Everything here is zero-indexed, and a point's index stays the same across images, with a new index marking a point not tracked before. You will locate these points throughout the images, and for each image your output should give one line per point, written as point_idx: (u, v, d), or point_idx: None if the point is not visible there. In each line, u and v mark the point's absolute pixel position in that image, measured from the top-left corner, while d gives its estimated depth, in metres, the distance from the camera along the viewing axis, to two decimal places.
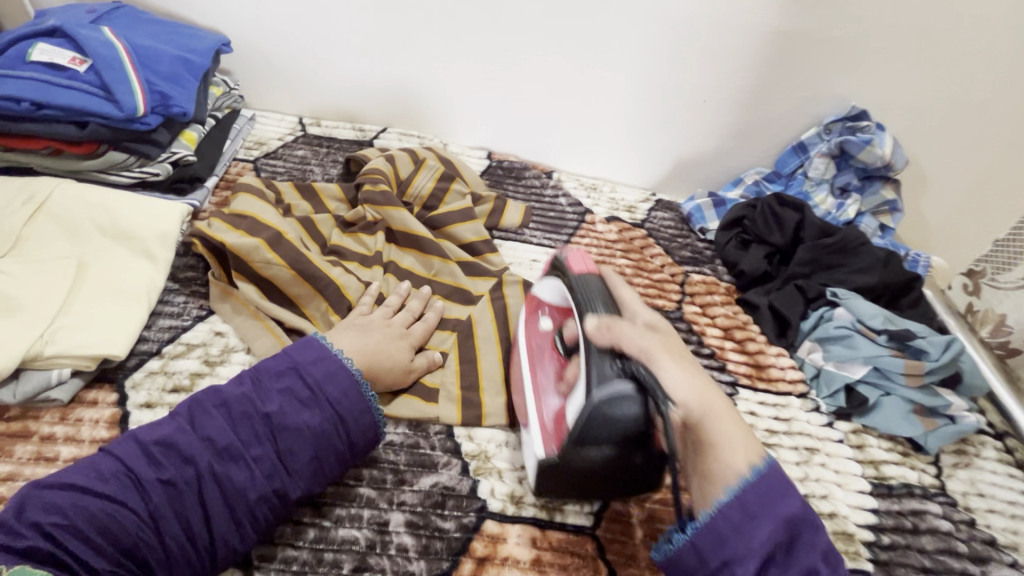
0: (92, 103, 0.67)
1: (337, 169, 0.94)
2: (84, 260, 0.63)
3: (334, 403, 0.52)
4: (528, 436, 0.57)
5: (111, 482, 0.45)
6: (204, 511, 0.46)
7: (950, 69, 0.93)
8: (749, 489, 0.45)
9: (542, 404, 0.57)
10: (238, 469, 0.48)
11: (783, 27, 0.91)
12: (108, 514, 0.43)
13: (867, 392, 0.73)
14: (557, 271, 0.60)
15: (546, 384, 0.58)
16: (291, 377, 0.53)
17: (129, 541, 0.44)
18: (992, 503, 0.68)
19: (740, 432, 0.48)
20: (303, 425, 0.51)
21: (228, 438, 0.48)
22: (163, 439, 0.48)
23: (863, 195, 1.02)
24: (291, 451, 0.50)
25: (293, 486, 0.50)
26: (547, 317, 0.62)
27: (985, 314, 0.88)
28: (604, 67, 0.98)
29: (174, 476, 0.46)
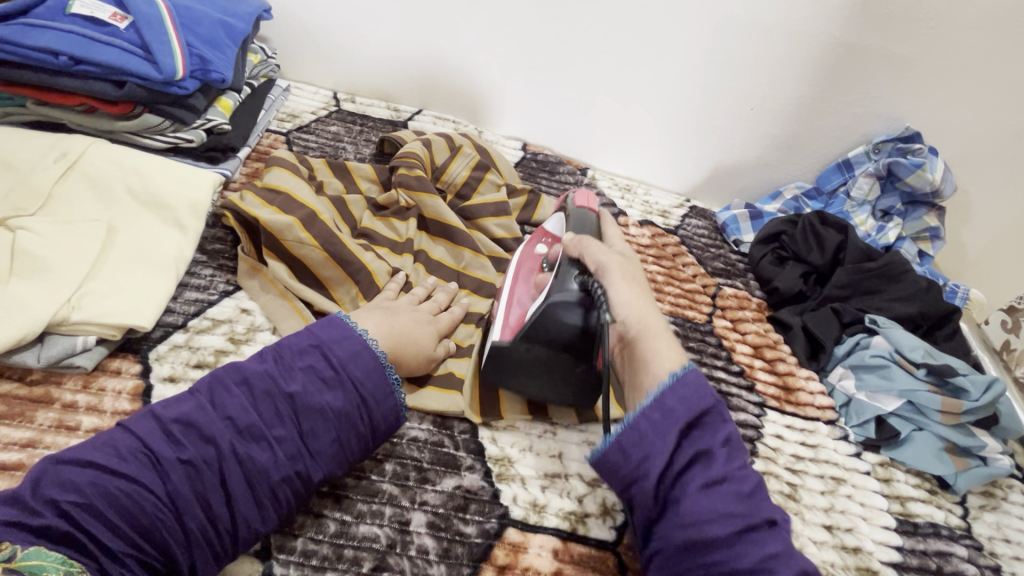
0: (131, 63, 0.65)
1: (370, 149, 0.91)
2: (113, 224, 0.61)
3: (358, 384, 0.51)
4: (491, 332, 0.62)
5: (130, 461, 0.43)
6: (225, 493, 0.45)
7: (1012, 96, 0.89)
8: (669, 391, 0.47)
9: (513, 307, 0.62)
10: (261, 450, 0.47)
11: (843, 38, 0.88)
12: (127, 495, 0.42)
13: (899, 425, 0.71)
14: (562, 207, 0.67)
15: (522, 297, 0.63)
16: (315, 355, 0.51)
17: (149, 523, 0.42)
18: (1018, 550, 0.66)
19: (672, 349, 0.51)
20: (326, 406, 0.49)
21: (249, 417, 0.47)
22: (183, 417, 0.46)
23: (905, 220, 1.00)
24: (313, 434, 0.49)
25: (315, 468, 0.49)
26: (542, 244, 0.68)
27: (1023, 353, 0.85)
28: (652, 65, 0.94)
29: (194, 456, 0.45)
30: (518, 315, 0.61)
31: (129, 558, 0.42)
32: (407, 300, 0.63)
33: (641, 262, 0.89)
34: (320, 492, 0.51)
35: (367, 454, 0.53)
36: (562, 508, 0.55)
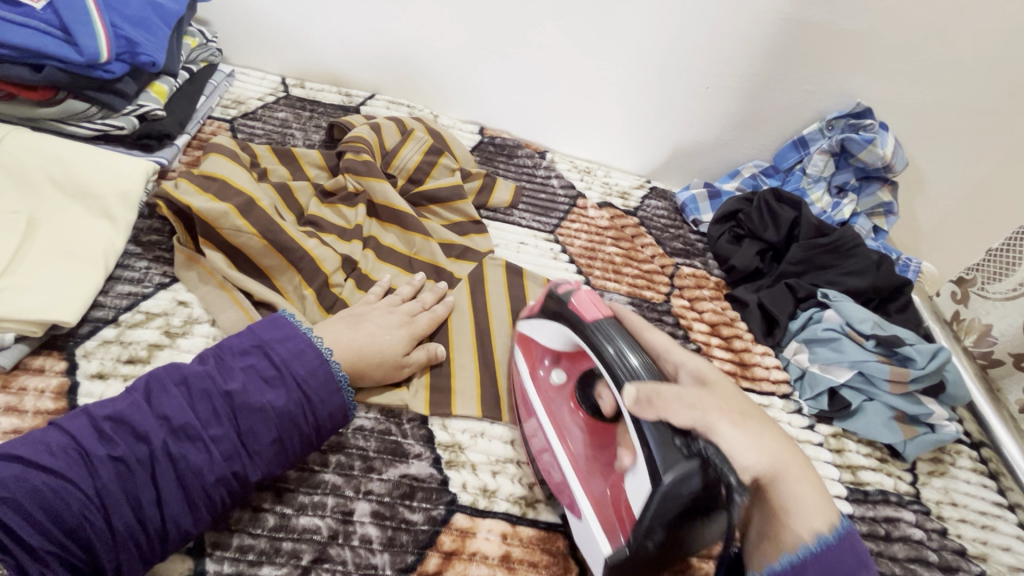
0: (50, 45, 0.61)
1: (320, 135, 0.89)
2: (35, 216, 0.58)
3: (301, 382, 0.49)
4: (580, 526, 0.49)
5: (58, 456, 0.41)
6: (157, 493, 0.43)
7: (960, 71, 0.90)
8: (812, 558, 0.43)
9: (590, 480, 0.50)
10: (195, 450, 0.45)
11: (794, 14, 0.87)
12: (53, 490, 0.40)
13: (850, 396, 0.72)
14: (560, 313, 0.53)
15: (599, 487, 0.49)
16: (257, 355, 0.50)
17: (74, 521, 0.40)
18: (965, 513, 0.68)
19: (807, 483, 0.46)
20: (266, 405, 0.47)
21: (185, 416, 0.45)
22: (116, 415, 0.44)
23: (860, 195, 1.01)
24: (252, 435, 0.47)
25: (253, 468, 0.47)
26: (558, 370, 0.56)
27: (971, 322, 0.87)
28: (607, 45, 0.93)
29: (126, 453, 0.43)
30: (599, 486, 0.49)
31: (49, 562, 0.40)
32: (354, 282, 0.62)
33: (599, 244, 0.89)
34: (259, 487, 0.49)
35: (312, 455, 0.51)
36: (513, 492, 0.54)
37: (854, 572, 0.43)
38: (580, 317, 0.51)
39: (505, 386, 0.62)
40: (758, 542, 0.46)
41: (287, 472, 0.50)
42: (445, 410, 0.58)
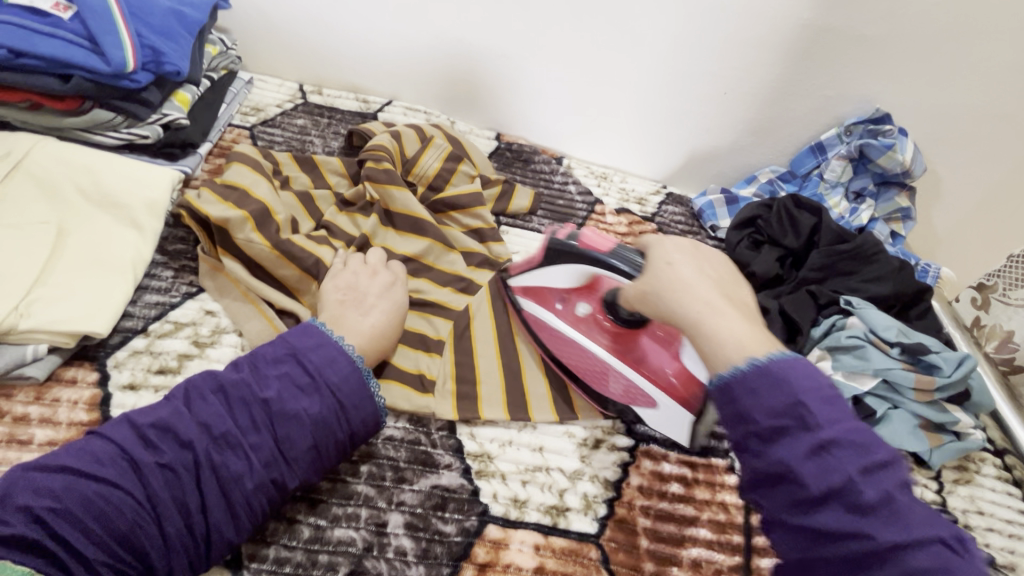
0: (77, 55, 0.61)
1: (339, 142, 0.89)
2: (64, 226, 0.58)
3: (335, 389, 0.49)
4: (658, 414, 0.59)
5: (106, 465, 0.41)
6: (201, 500, 0.43)
7: (980, 76, 0.90)
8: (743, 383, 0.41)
9: (650, 363, 0.60)
10: (235, 458, 0.44)
11: (814, 20, 0.87)
12: (104, 499, 0.40)
13: (875, 404, 0.71)
14: (569, 251, 0.60)
15: (661, 362, 0.60)
16: (290, 363, 0.49)
17: (126, 529, 0.40)
18: (992, 521, 0.68)
19: (724, 305, 0.46)
20: (302, 412, 0.47)
21: (225, 424, 0.45)
22: (159, 423, 0.44)
23: (877, 201, 1.00)
24: (290, 442, 0.46)
25: (290, 475, 0.46)
26: (579, 302, 0.63)
27: (992, 329, 0.87)
28: (625, 50, 0.93)
29: (172, 461, 0.43)
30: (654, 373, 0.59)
31: None
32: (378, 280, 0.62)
33: None
34: (294, 497, 0.49)
35: (347, 460, 0.51)
36: (543, 502, 0.54)
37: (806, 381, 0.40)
38: (596, 250, 0.59)
39: (532, 395, 0.61)
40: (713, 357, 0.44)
41: (321, 481, 0.50)
42: (473, 418, 0.58)
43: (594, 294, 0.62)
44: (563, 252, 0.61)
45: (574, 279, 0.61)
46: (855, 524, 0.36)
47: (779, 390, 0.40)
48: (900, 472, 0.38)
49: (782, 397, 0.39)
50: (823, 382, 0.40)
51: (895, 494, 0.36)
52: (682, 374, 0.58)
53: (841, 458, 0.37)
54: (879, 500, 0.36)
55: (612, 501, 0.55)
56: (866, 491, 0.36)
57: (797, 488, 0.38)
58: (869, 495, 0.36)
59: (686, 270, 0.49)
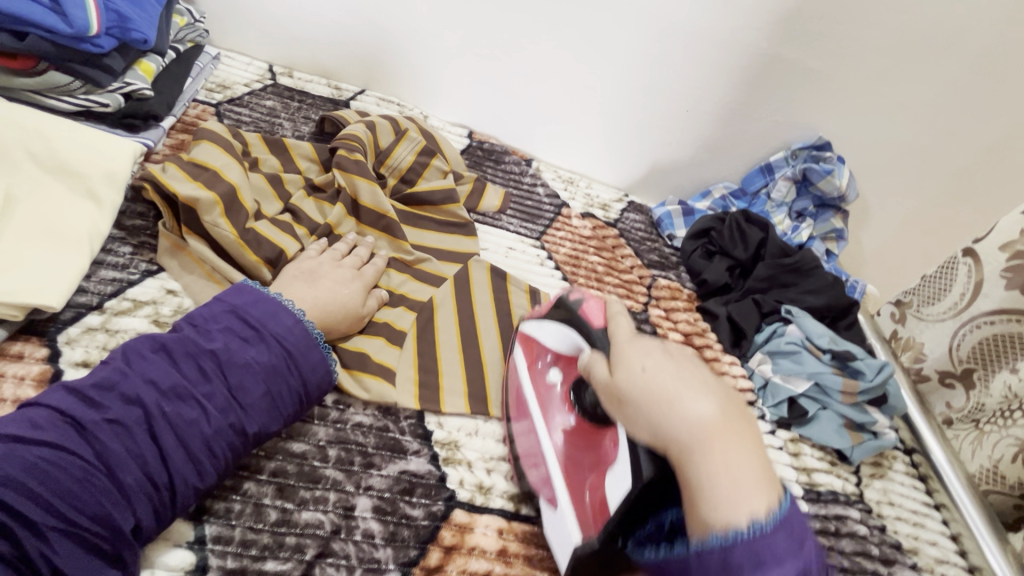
0: (34, 12, 0.57)
1: (309, 127, 0.87)
2: (11, 192, 0.55)
3: (281, 338, 0.50)
4: (554, 517, 0.52)
5: (48, 429, 0.40)
6: (158, 450, 0.42)
7: (906, 116, 1.00)
8: (749, 527, 0.37)
9: (584, 485, 0.51)
10: (189, 408, 0.44)
11: (768, 50, 0.94)
12: (49, 461, 0.38)
13: (807, 405, 0.79)
14: (564, 313, 0.58)
15: (580, 479, 0.52)
16: (229, 317, 0.49)
17: (77, 487, 0.38)
18: (900, 511, 0.76)
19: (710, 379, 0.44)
20: (251, 361, 0.47)
21: (172, 378, 0.44)
22: (101, 382, 0.43)
23: (816, 221, 1.09)
24: (244, 388, 0.46)
25: (248, 421, 0.46)
26: (554, 369, 0.60)
27: (908, 341, 0.96)
28: (595, 60, 0.97)
29: (121, 416, 0.42)
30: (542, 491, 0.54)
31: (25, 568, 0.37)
32: (347, 265, 0.64)
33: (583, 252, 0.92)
34: (258, 481, 0.48)
35: (302, 414, 0.52)
36: (507, 489, 0.56)
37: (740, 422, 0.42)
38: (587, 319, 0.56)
39: (493, 383, 0.63)
40: (695, 515, 0.39)
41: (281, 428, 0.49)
42: (433, 407, 0.59)
43: (573, 371, 0.59)
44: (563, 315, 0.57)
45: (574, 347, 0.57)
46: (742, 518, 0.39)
47: (710, 398, 0.42)
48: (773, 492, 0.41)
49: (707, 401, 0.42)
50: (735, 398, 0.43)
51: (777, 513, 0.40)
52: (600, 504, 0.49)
53: (744, 455, 0.41)
54: (775, 506, 0.39)
55: None
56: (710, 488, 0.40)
57: (701, 482, 0.40)
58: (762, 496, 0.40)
59: (702, 405, 0.41)
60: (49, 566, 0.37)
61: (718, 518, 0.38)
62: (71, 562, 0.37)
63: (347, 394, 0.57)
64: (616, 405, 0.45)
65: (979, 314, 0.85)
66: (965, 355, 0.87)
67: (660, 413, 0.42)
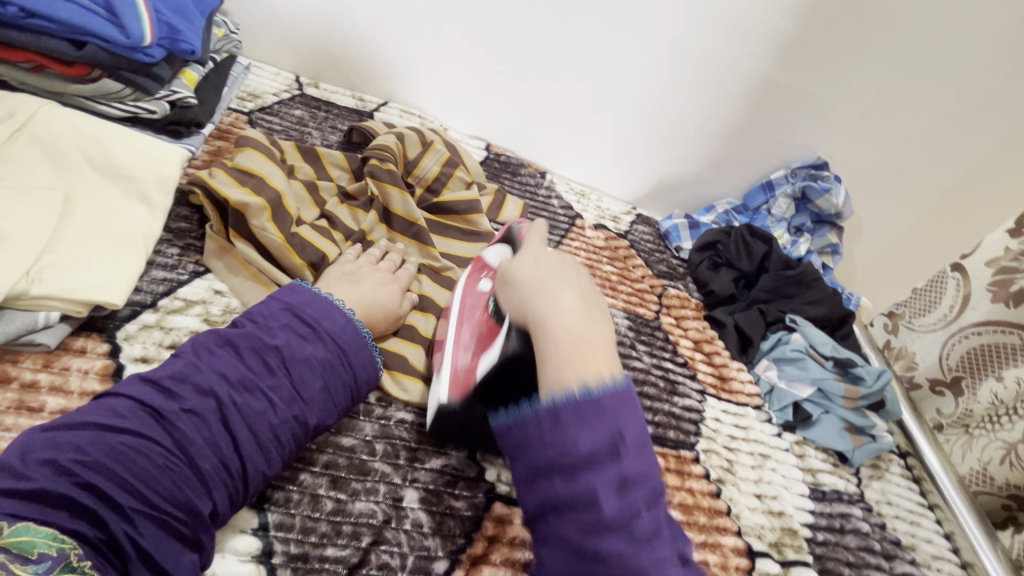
0: (94, 23, 0.59)
1: (337, 136, 0.90)
2: (71, 194, 0.57)
3: (336, 336, 0.52)
4: (436, 385, 0.58)
5: (130, 418, 0.42)
6: (231, 439, 0.44)
7: (898, 139, 1.07)
8: (570, 402, 0.43)
9: (477, 317, 0.61)
10: (256, 400, 0.46)
11: (772, 75, 1.00)
12: (132, 448, 0.40)
13: (811, 409, 0.83)
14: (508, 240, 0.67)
15: (463, 342, 0.60)
16: (288, 315, 0.52)
17: (159, 474, 0.41)
18: (898, 510, 0.81)
19: (585, 303, 0.50)
20: (310, 356, 0.50)
21: (240, 370, 0.47)
22: (176, 374, 0.45)
23: (813, 236, 1.15)
24: (304, 381, 0.49)
25: (309, 413, 0.49)
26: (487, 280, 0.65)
27: (900, 350, 1.02)
28: (610, 78, 1.02)
29: (196, 406, 0.44)
30: (460, 346, 0.59)
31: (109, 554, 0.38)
32: (384, 268, 0.67)
33: (597, 262, 0.96)
34: (313, 472, 0.50)
35: (351, 409, 0.54)
36: None
37: (620, 421, 0.43)
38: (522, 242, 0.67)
39: None
40: (551, 371, 0.44)
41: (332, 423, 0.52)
42: None
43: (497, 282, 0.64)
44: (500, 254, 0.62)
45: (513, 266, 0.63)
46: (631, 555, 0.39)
47: (602, 419, 0.42)
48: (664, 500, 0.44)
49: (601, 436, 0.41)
50: (633, 413, 0.44)
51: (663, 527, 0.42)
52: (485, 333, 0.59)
53: (637, 492, 0.41)
54: (652, 531, 0.41)
55: None
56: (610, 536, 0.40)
57: (591, 515, 0.40)
58: (644, 525, 0.40)
59: (565, 295, 0.49)
60: (134, 548, 0.39)
61: (557, 379, 0.44)
62: (153, 544, 0.39)
63: (389, 392, 0.60)
64: (505, 285, 0.54)
65: (967, 325, 0.91)
66: (955, 363, 0.93)
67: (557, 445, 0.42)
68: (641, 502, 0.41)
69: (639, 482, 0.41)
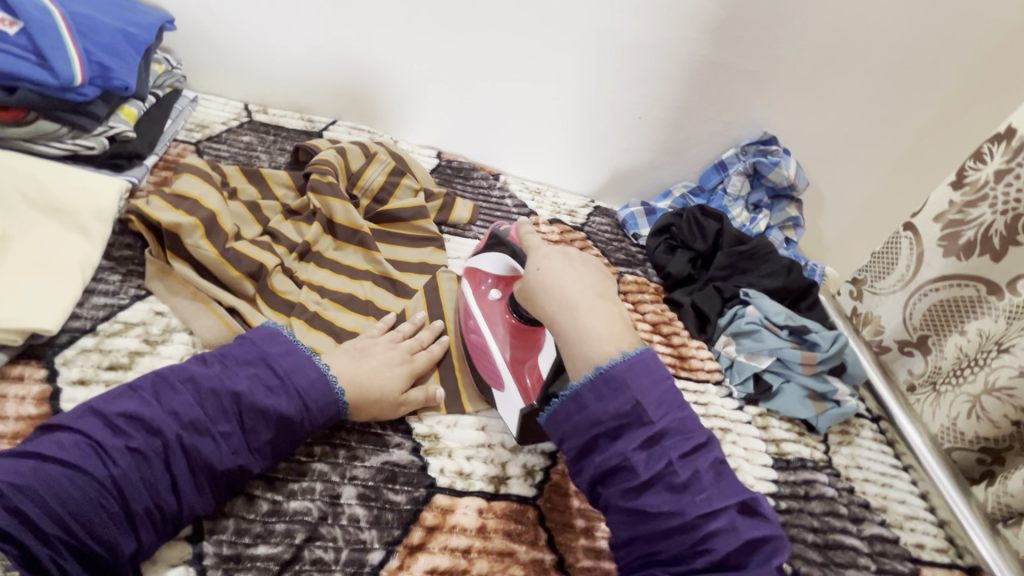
0: (24, 68, 0.64)
1: (285, 157, 0.93)
2: (8, 231, 0.59)
3: (301, 390, 0.52)
4: (503, 397, 0.63)
5: (72, 450, 0.44)
6: (171, 482, 0.46)
7: (843, 107, 1.08)
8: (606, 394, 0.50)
9: (501, 326, 0.66)
10: (205, 446, 0.47)
11: (707, 56, 1.02)
12: (68, 479, 0.42)
13: (771, 379, 0.84)
14: (500, 244, 0.68)
15: (519, 358, 0.64)
16: (260, 364, 0.52)
17: (90, 510, 0.42)
18: (868, 473, 0.80)
19: (596, 298, 0.57)
20: (269, 409, 0.50)
21: (195, 413, 0.48)
22: (127, 412, 0.47)
23: (772, 211, 1.16)
24: (258, 435, 0.50)
25: (254, 463, 0.50)
26: (494, 288, 0.69)
27: (867, 315, 1.00)
28: (550, 76, 1.04)
29: (141, 446, 0.45)
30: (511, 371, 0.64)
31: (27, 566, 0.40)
32: None
33: None
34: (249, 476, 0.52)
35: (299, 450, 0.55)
36: (486, 473, 0.60)
37: (646, 383, 0.51)
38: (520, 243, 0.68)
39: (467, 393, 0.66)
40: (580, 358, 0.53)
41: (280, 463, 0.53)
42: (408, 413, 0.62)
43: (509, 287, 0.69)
44: (495, 241, 0.68)
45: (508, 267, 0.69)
46: (673, 501, 0.47)
47: (620, 394, 0.50)
48: (714, 451, 0.51)
49: (623, 399, 0.50)
50: (660, 380, 0.51)
51: (707, 474, 0.49)
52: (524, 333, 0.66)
53: (666, 447, 0.49)
54: (689, 480, 0.48)
55: (548, 468, 0.62)
56: (652, 473, 0.48)
57: (630, 477, 0.49)
58: (681, 475, 0.48)
59: (572, 279, 0.58)
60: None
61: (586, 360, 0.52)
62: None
63: None
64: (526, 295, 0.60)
65: (926, 282, 0.90)
66: (919, 322, 0.92)
67: (588, 425, 0.51)
68: (673, 453, 0.49)
69: (668, 437, 0.49)
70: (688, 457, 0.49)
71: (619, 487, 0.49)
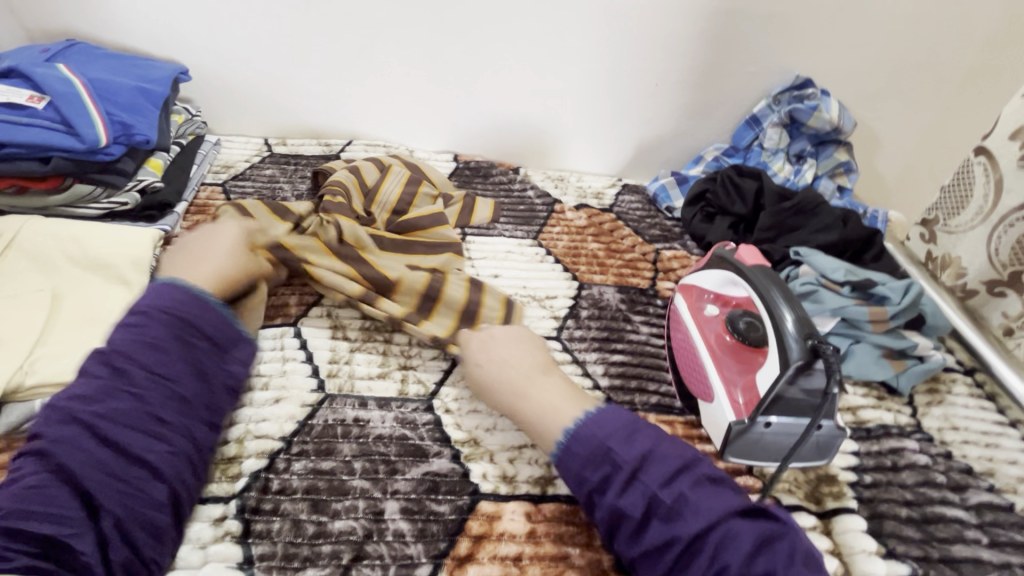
0: (54, 138, 0.68)
1: (306, 184, 0.95)
2: (58, 291, 0.63)
3: (169, 308, 0.54)
4: (710, 408, 0.64)
5: (17, 472, 0.44)
6: (112, 448, 0.46)
7: (887, 33, 0.96)
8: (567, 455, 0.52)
9: (713, 342, 0.68)
10: (122, 402, 0.48)
11: (722, 6, 0.94)
12: (32, 488, 0.43)
13: (838, 342, 0.75)
14: (723, 262, 0.71)
15: (732, 375, 0.64)
16: (126, 316, 0.53)
17: (61, 499, 0.42)
18: (967, 435, 0.71)
19: (539, 375, 0.59)
20: (151, 339, 0.51)
21: (92, 388, 0.48)
22: (39, 418, 0.47)
23: (819, 159, 1.07)
24: (177, 376, 0.51)
25: (181, 389, 0.51)
26: (712, 304, 0.72)
27: (944, 259, 0.90)
28: (556, 60, 0.99)
29: (63, 435, 0.45)
30: (733, 384, 0.64)
31: None
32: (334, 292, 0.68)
33: (581, 242, 0.94)
34: (293, 499, 0.52)
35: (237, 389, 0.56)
36: (532, 474, 0.57)
37: (607, 428, 0.51)
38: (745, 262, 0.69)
39: None
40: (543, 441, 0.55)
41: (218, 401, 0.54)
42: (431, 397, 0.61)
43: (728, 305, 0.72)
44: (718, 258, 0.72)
45: (727, 284, 0.71)
46: (670, 527, 0.46)
47: (585, 440, 0.51)
48: (696, 471, 0.49)
49: (591, 445, 0.50)
50: (615, 418, 0.52)
51: (690, 491, 0.47)
52: (732, 351, 0.67)
53: (645, 478, 0.48)
54: (677, 504, 0.46)
55: None
56: (652, 501, 0.47)
57: (629, 518, 0.47)
58: (669, 500, 0.47)
59: (507, 361, 0.61)
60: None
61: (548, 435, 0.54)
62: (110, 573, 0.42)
63: (366, 411, 0.61)
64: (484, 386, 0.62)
65: (1008, 212, 0.78)
66: (1006, 258, 0.80)
67: (574, 478, 0.51)
68: (657, 480, 0.47)
69: (632, 467, 0.48)
70: (672, 481, 0.48)
71: (624, 531, 0.48)
